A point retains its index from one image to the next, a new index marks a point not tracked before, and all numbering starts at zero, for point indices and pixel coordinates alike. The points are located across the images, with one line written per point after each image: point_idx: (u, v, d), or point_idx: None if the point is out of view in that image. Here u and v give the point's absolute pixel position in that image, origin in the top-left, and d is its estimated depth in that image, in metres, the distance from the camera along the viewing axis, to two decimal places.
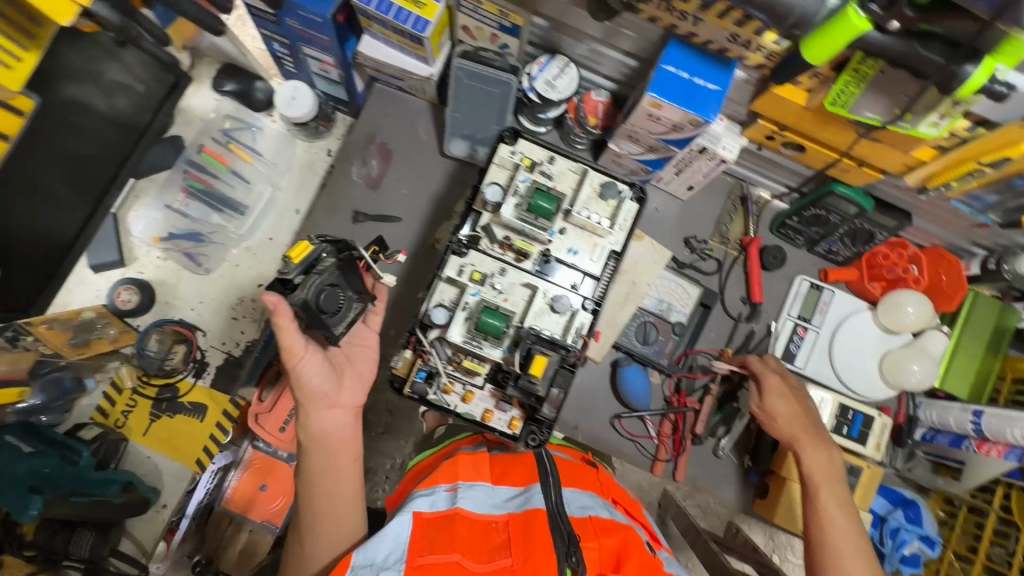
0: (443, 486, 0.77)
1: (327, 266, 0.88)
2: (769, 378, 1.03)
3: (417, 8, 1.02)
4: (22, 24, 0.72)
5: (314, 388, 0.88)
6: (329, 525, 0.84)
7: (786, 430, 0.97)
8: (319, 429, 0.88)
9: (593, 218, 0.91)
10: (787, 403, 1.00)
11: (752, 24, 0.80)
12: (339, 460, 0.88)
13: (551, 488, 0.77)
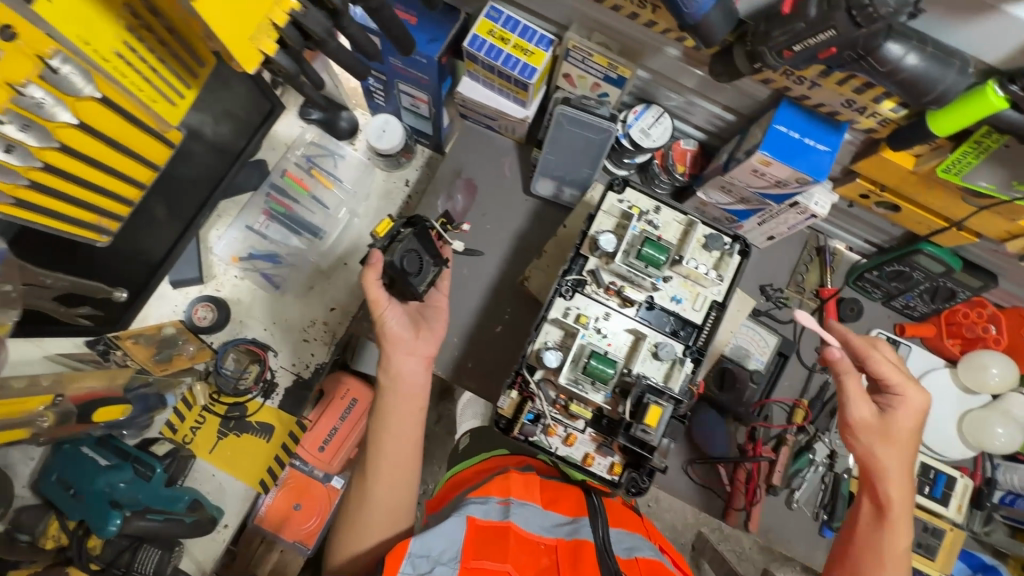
0: (496, 499, 0.81)
1: (407, 233, 0.96)
2: (894, 381, 0.90)
3: (525, 56, 1.06)
4: (191, 67, 0.75)
5: (396, 333, 0.98)
6: (390, 469, 0.90)
7: (882, 456, 0.89)
8: (396, 374, 0.96)
9: (699, 267, 0.92)
10: (909, 420, 0.89)
11: (871, 92, 0.82)
12: (410, 404, 0.94)
13: (601, 526, 0.79)
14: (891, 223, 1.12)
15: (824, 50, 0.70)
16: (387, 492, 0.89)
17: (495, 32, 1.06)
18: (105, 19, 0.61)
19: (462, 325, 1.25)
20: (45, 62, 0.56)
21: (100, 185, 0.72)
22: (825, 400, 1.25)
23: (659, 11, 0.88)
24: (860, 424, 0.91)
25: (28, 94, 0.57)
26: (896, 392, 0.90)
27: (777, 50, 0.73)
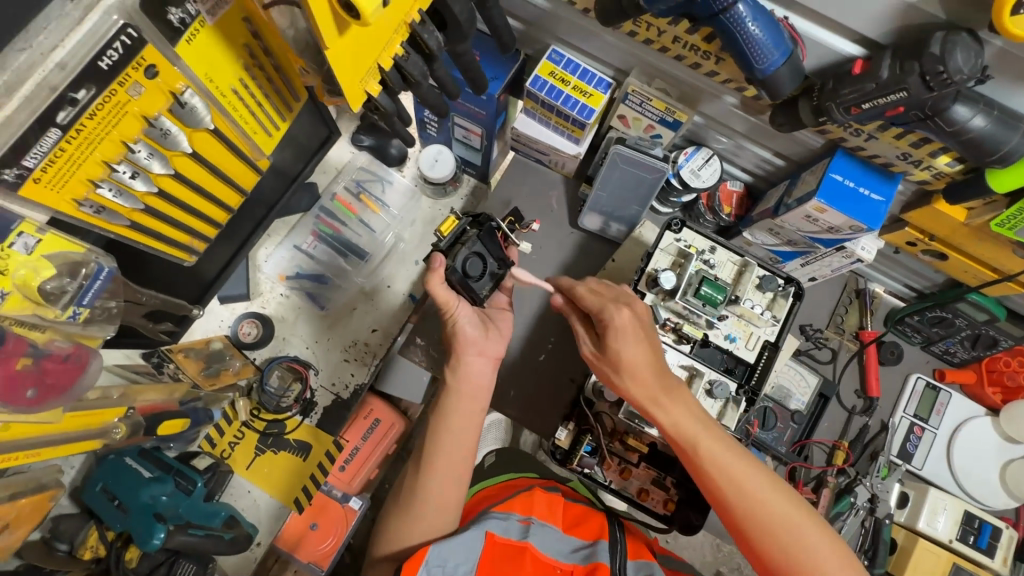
0: (517, 516, 0.87)
1: (470, 236, 0.96)
2: (624, 326, 0.82)
3: (584, 97, 1.11)
4: (289, 102, 0.81)
5: (467, 332, 1.00)
6: (445, 465, 0.91)
7: (641, 390, 0.82)
8: (461, 372, 0.98)
9: (754, 306, 0.95)
10: (649, 354, 0.82)
11: (928, 147, 0.85)
12: (472, 404, 0.96)
13: (615, 552, 0.84)
14: (934, 270, 1.14)
15: (892, 108, 0.74)
16: (439, 489, 0.89)
17: (556, 73, 1.11)
18: (228, 59, 0.65)
19: (506, 353, 1.27)
20: (175, 96, 0.61)
21: (198, 208, 0.76)
22: (866, 443, 1.24)
23: (723, 63, 0.92)
24: (625, 367, 0.83)
25: (158, 126, 0.61)
26: (606, 317, 0.85)
27: (845, 106, 0.77)
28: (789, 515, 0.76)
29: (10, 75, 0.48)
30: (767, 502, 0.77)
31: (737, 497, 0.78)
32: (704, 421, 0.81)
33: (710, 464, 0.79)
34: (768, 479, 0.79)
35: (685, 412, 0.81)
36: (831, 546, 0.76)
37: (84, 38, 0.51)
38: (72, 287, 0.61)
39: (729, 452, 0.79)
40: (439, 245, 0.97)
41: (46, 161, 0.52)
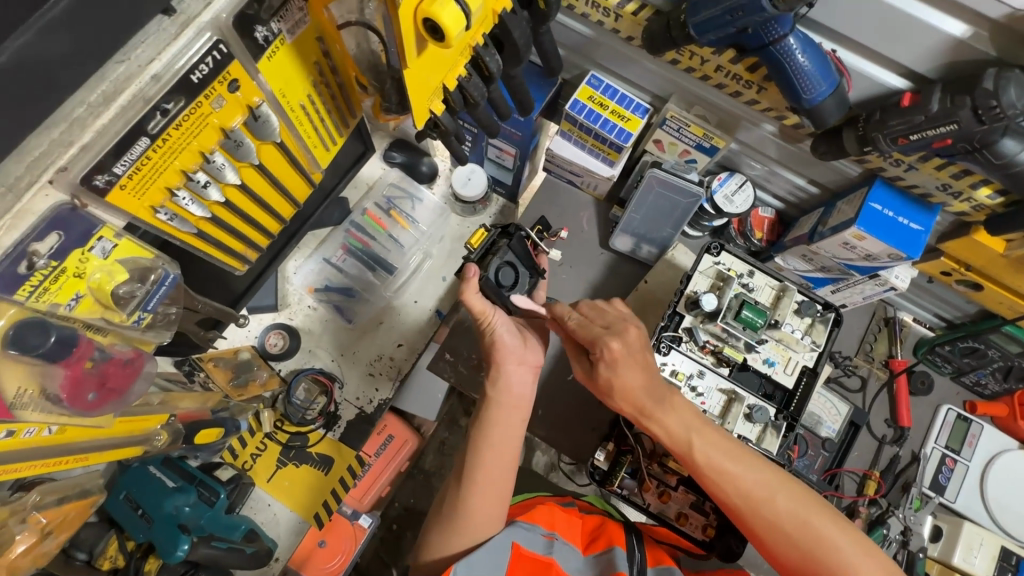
0: (541, 529, 0.79)
1: (499, 247, 1.07)
2: (611, 350, 0.84)
3: (622, 121, 1.13)
4: (346, 117, 0.83)
5: (506, 342, 0.96)
6: (486, 484, 0.86)
7: (634, 402, 0.85)
8: (502, 386, 0.93)
9: (794, 331, 0.95)
10: (637, 370, 0.85)
11: (968, 179, 0.86)
12: (513, 417, 0.92)
13: (637, 564, 0.75)
14: (967, 301, 1.15)
15: (940, 140, 0.75)
16: (480, 509, 0.84)
17: (595, 97, 1.13)
18: (299, 76, 0.68)
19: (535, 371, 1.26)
20: (251, 109, 0.63)
21: (254, 217, 0.77)
22: (896, 473, 1.23)
23: (765, 91, 0.94)
24: (616, 388, 0.86)
25: (233, 138, 0.63)
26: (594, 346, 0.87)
27: (892, 136, 0.79)
28: (795, 511, 0.74)
29: (108, 86, 0.50)
30: (771, 499, 0.76)
31: (739, 498, 0.77)
32: (699, 426, 0.82)
33: (708, 468, 0.79)
34: (772, 475, 0.78)
35: (677, 419, 0.82)
36: (845, 529, 0.73)
37: (179, 53, 0.53)
38: (141, 291, 0.62)
39: (724, 453, 0.79)
40: (471, 257, 1.11)
41: (132, 169, 0.54)
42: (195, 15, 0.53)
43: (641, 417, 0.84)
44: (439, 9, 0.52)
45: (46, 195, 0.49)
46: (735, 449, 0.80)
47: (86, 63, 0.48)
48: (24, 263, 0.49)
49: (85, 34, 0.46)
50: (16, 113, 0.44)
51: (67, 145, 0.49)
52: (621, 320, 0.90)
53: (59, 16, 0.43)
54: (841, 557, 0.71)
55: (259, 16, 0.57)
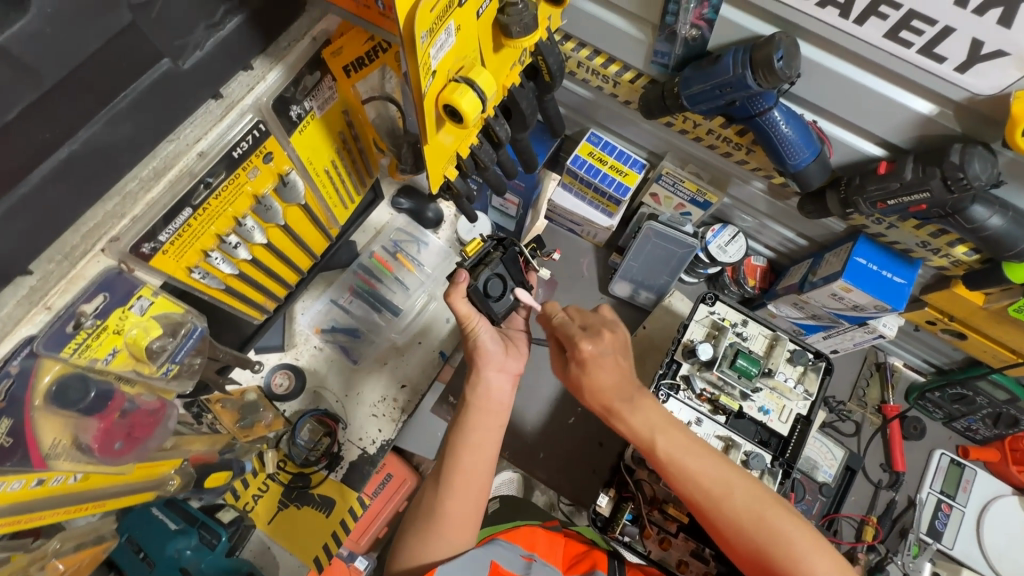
0: (520, 550, 0.79)
1: (492, 259, 1.01)
2: (583, 351, 0.90)
3: (620, 175, 1.20)
4: (365, 177, 0.89)
5: (489, 350, 1.00)
6: (464, 485, 0.89)
7: (604, 402, 0.92)
8: (479, 391, 0.98)
9: (787, 380, 0.99)
10: (611, 369, 0.90)
11: (945, 238, 0.93)
12: (492, 421, 0.96)
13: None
14: (955, 348, 1.19)
15: (915, 205, 0.81)
16: (459, 511, 0.87)
17: (595, 153, 1.20)
18: (326, 146, 0.74)
19: (537, 414, 1.29)
20: (282, 177, 0.68)
21: (278, 271, 0.82)
22: (893, 518, 1.25)
23: (753, 153, 1.01)
24: (587, 386, 0.93)
25: (264, 203, 0.68)
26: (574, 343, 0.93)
27: (871, 201, 0.85)
28: (751, 505, 0.79)
29: (159, 163, 0.56)
30: (729, 494, 0.81)
31: (700, 494, 0.82)
32: (665, 425, 0.88)
33: (670, 465, 0.85)
34: (730, 473, 0.83)
35: (643, 418, 0.88)
36: (802, 529, 0.77)
37: (223, 132, 0.58)
38: (171, 345, 0.66)
39: (685, 450, 0.85)
40: (463, 263, 1.02)
41: (174, 236, 0.59)
42: (238, 99, 0.59)
43: (612, 410, 0.91)
44: (459, 97, 0.57)
45: (98, 261, 0.53)
46: (698, 447, 0.86)
47: (141, 146, 0.53)
48: (72, 323, 0.53)
49: (145, 123, 0.52)
50: (80, 191, 0.49)
51: (120, 216, 0.54)
52: (600, 323, 0.95)
53: (126, 107, 0.49)
54: (795, 551, 0.74)
55: (293, 98, 0.64)
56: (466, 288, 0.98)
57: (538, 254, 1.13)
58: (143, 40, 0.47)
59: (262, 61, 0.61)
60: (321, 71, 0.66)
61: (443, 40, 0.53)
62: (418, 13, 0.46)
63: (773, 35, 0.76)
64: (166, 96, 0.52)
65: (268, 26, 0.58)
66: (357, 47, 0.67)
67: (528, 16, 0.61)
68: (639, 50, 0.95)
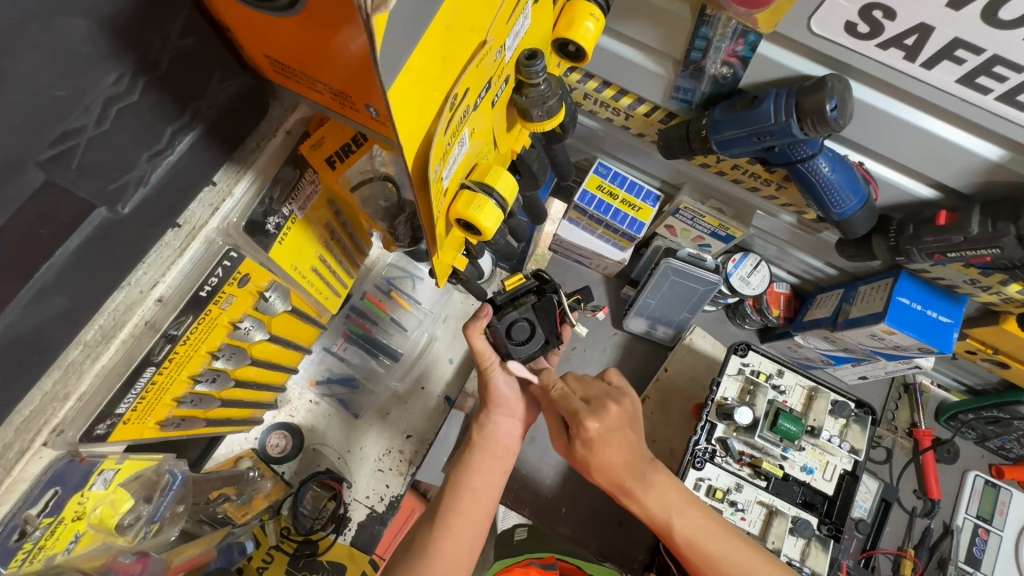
0: None
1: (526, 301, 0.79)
2: (589, 431, 0.73)
3: (633, 211, 1.09)
4: (355, 255, 0.77)
5: (502, 396, 0.86)
6: (463, 526, 0.77)
7: (613, 479, 0.76)
8: (483, 421, 0.87)
9: (831, 438, 0.92)
10: (618, 450, 0.74)
11: (997, 277, 0.82)
12: (495, 466, 0.84)
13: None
14: (992, 373, 1.13)
15: (980, 258, 0.73)
16: (452, 554, 0.76)
17: (604, 186, 1.09)
18: (311, 243, 0.62)
19: (556, 466, 1.19)
20: (261, 294, 0.57)
21: (267, 382, 0.73)
22: (930, 547, 1.20)
23: (784, 190, 0.91)
24: (595, 466, 0.76)
25: (243, 327, 0.57)
26: (575, 421, 0.75)
27: (928, 251, 0.77)
28: None
29: (107, 320, 0.44)
30: None
31: None
32: (683, 505, 0.75)
33: (689, 551, 0.74)
34: (754, 555, 0.74)
35: (657, 498, 0.75)
36: None
37: (188, 267, 0.48)
38: (146, 510, 0.55)
39: (706, 531, 0.74)
40: (496, 297, 0.83)
41: (135, 403, 0.49)
42: (201, 224, 0.47)
43: (618, 485, 0.76)
44: (478, 214, 0.47)
45: (40, 457, 0.42)
46: (719, 526, 0.75)
47: (78, 314, 0.42)
48: (16, 535, 0.43)
49: (83, 288, 0.40)
50: None
51: (63, 398, 0.43)
52: (605, 393, 0.79)
53: (52, 280, 0.37)
54: None
55: (269, 209, 0.53)
56: (488, 326, 0.80)
57: (581, 307, 0.89)
58: (64, 195, 0.36)
59: (226, 170, 0.48)
60: (300, 168, 0.55)
61: (456, 153, 0.43)
62: (432, 144, 0.38)
63: (824, 79, 0.66)
64: (107, 249, 0.41)
65: (230, 132, 0.47)
66: (340, 136, 0.56)
67: (552, 98, 0.51)
68: (658, 85, 0.83)
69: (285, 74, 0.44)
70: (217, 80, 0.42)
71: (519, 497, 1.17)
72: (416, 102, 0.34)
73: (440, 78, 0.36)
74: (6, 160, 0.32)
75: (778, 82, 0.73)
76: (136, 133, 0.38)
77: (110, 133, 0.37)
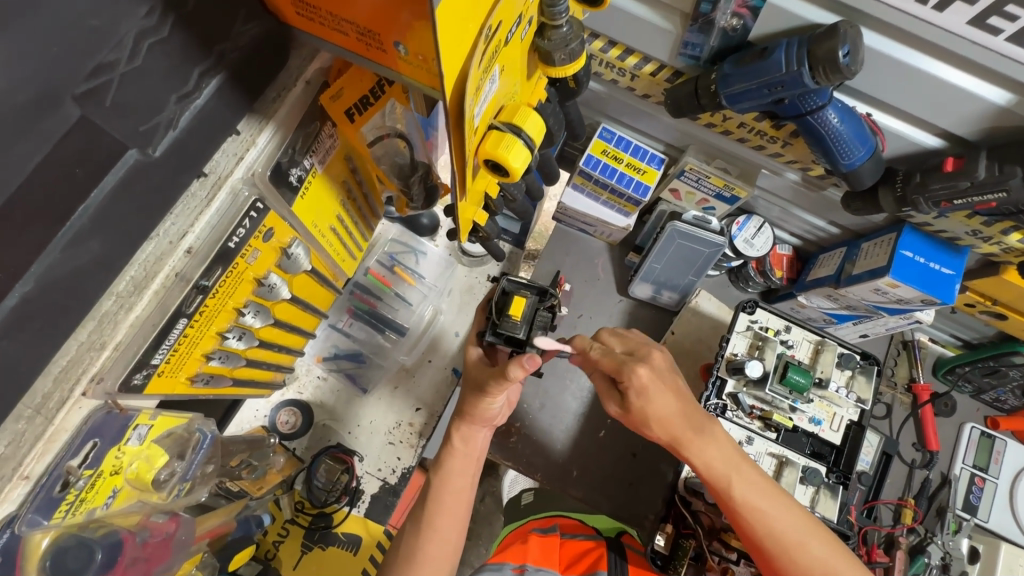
0: (511, 565, 0.75)
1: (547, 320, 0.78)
2: (640, 378, 0.73)
3: (638, 174, 1.09)
4: (369, 217, 0.79)
5: (492, 415, 0.83)
6: (446, 526, 0.79)
7: (668, 431, 0.75)
8: (465, 432, 0.85)
9: (839, 389, 0.94)
10: (672, 398, 0.74)
11: (1000, 226, 0.84)
12: (468, 467, 0.84)
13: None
14: (988, 326, 1.16)
15: (985, 204, 0.74)
16: (440, 553, 0.78)
17: (609, 151, 1.09)
18: (330, 200, 0.63)
19: (566, 432, 1.21)
20: (284, 250, 0.57)
21: (286, 345, 0.74)
22: (929, 496, 1.24)
23: (791, 146, 0.91)
24: (651, 418, 0.75)
25: (268, 283, 0.57)
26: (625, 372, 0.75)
27: (935, 199, 0.78)
28: (825, 557, 0.67)
29: (138, 270, 0.44)
30: (803, 543, 0.68)
31: (770, 539, 0.69)
32: (738, 460, 0.74)
33: (745, 512, 0.70)
34: (802, 519, 0.70)
35: (715, 454, 0.73)
36: None
37: (215, 219, 0.48)
38: (179, 467, 0.56)
39: (760, 490, 0.71)
40: (513, 334, 0.78)
41: (168, 354, 0.49)
42: (226, 174, 0.47)
43: (677, 433, 0.74)
44: (507, 153, 0.48)
45: (80, 407, 0.43)
46: (771, 485, 0.72)
47: (113, 266, 0.42)
48: (60, 485, 0.44)
49: (117, 235, 0.40)
50: (48, 335, 0.39)
51: (100, 347, 0.43)
52: (642, 345, 0.80)
53: (87, 224, 0.37)
54: None
55: (292, 159, 0.54)
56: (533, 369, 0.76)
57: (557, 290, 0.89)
58: (98, 135, 0.36)
59: (249, 121, 0.49)
60: (319, 121, 0.56)
61: (487, 89, 0.44)
62: (468, 79, 0.38)
63: (836, 25, 0.66)
64: (142, 194, 0.41)
65: (253, 78, 0.47)
66: (358, 87, 0.57)
67: (574, 41, 0.52)
68: (666, 42, 0.83)
69: (307, 17, 0.44)
70: (241, 21, 0.43)
71: (530, 463, 1.18)
72: (454, 32, 0.35)
73: (475, 10, 0.36)
74: (40, 95, 0.33)
75: (788, 33, 0.73)
76: (164, 72, 0.39)
77: (142, 71, 0.38)
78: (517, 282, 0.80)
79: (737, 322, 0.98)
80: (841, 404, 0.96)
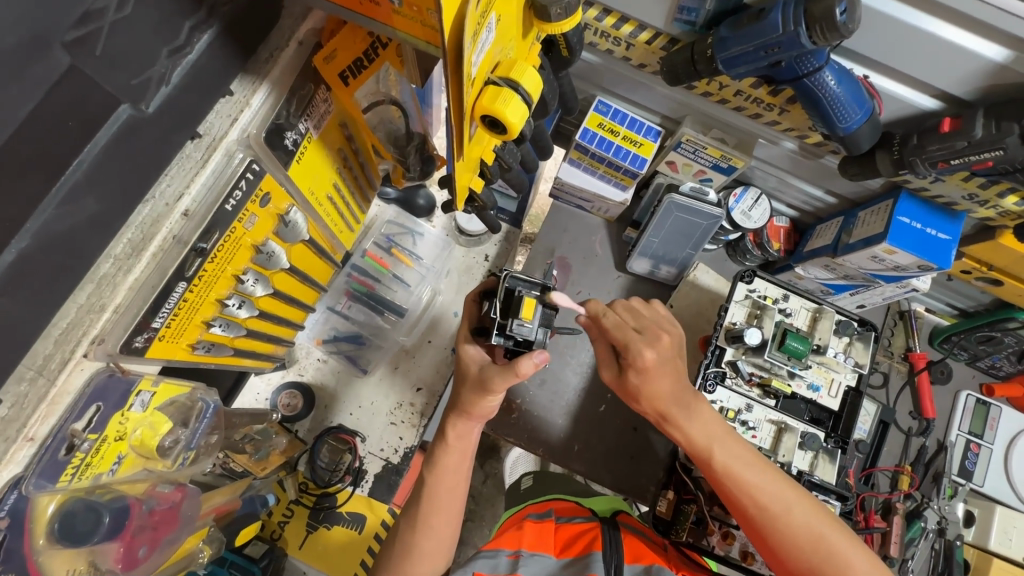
0: (505, 552, 0.77)
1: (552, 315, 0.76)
2: (645, 360, 0.73)
3: (635, 146, 1.08)
4: (365, 190, 0.80)
5: (491, 409, 0.80)
6: (443, 523, 0.80)
7: (659, 403, 0.75)
8: (461, 430, 0.81)
9: (836, 354, 0.95)
10: (672, 378, 0.74)
11: (996, 188, 0.84)
12: (460, 461, 0.82)
13: (613, 562, 0.75)
14: (984, 292, 1.16)
15: (981, 163, 0.74)
16: (436, 548, 0.80)
17: (605, 124, 1.08)
18: (325, 166, 0.64)
19: (567, 407, 1.21)
20: (282, 217, 0.59)
21: (285, 320, 0.75)
22: (926, 463, 1.25)
23: (787, 113, 0.91)
24: (643, 395, 0.76)
25: (265, 251, 0.59)
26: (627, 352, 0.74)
27: (932, 161, 0.78)
28: (810, 524, 0.68)
29: (135, 233, 0.46)
30: (788, 510, 0.69)
31: (754, 509, 0.71)
32: (722, 433, 0.75)
33: (727, 480, 0.72)
34: (787, 487, 0.71)
35: (700, 426, 0.74)
36: (859, 550, 0.68)
37: (211, 180, 0.50)
38: (184, 434, 0.58)
39: (744, 461, 0.73)
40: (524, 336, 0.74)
41: (168, 318, 0.51)
42: (221, 135, 0.50)
43: (667, 406, 0.75)
44: (504, 107, 0.48)
45: (82, 368, 0.46)
46: (756, 457, 0.74)
47: (110, 225, 0.43)
48: (64, 448, 0.46)
49: (113, 193, 0.42)
50: (59, 282, 0.41)
51: (99, 309, 0.45)
52: (655, 323, 0.77)
53: (83, 178, 0.39)
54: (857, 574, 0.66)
55: (287, 122, 0.55)
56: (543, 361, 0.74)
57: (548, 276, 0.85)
58: (89, 85, 0.38)
59: (242, 82, 0.51)
60: (314, 83, 0.57)
61: (485, 37, 0.43)
62: (464, 19, 0.38)
63: None
64: (139, 151, 0.43)
65: (243, 38, 0.49)
66: (352, 49, 0.57)
67: None
68: (659, 8, 0.82)
69: None
70: None
71: (530, 438, 1.19)
72: None
73: None
74: (31, 38, 0.36)
75: None
76: (153, 25, 0.42)
77: (131, 20, 0.40)
78: (523, 279, 0.75)
79: (733, 295, 0.98)
80: (838, 371, 0.97)
